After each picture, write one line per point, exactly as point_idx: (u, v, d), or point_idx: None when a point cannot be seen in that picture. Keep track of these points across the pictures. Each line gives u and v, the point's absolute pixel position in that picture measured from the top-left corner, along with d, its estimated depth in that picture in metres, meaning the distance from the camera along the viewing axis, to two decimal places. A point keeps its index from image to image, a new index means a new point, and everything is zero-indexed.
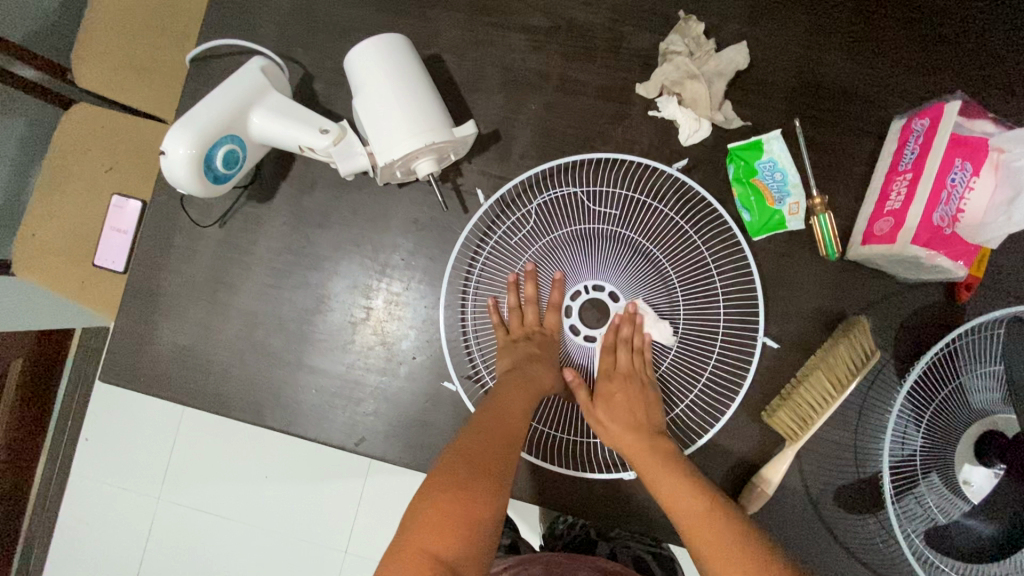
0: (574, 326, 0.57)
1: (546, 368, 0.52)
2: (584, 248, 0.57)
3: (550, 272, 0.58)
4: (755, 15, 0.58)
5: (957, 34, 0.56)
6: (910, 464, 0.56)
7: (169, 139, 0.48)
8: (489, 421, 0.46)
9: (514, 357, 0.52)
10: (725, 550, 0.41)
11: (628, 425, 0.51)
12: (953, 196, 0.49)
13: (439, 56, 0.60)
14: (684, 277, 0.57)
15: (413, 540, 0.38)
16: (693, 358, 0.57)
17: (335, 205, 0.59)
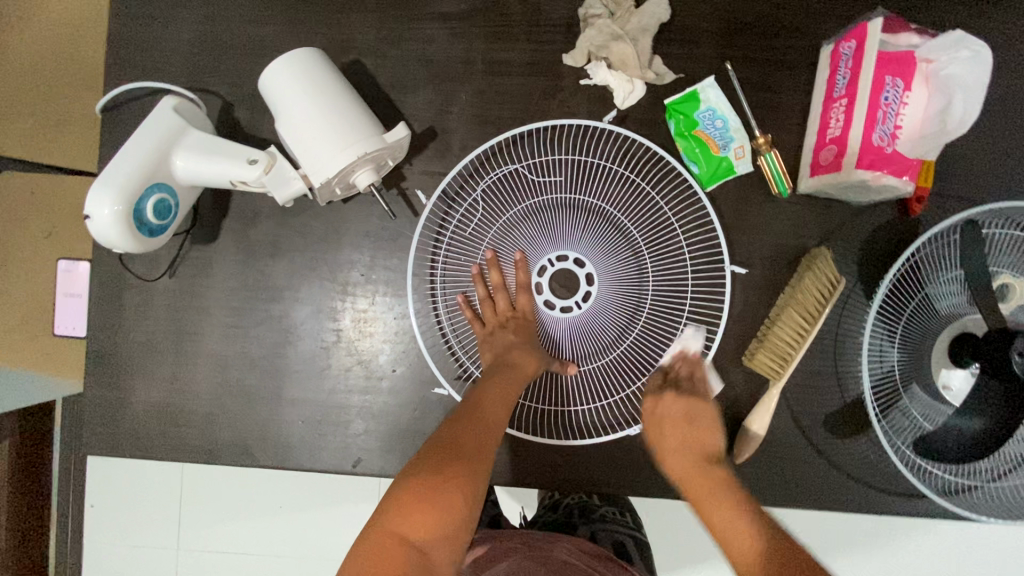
0: (548, 301, 0.57)
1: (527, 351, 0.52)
2: (539, 221, 0.57)
3: (512, 253, 0.57)
4: None
5: None
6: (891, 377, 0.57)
7: (91, 201, 0.46)
8: (468, 415, 0.47)
9: (495, 347, 0.53)
10: None
11: (694, 459, 0.50)
12: (889, 115, 0.49)
13: (358, 61, 0.58)
14: (644, 228, 0.57)
15: (384, 525, 0.38)
16: (670, 306, 0.56)
17: (283, 232, 0.58)
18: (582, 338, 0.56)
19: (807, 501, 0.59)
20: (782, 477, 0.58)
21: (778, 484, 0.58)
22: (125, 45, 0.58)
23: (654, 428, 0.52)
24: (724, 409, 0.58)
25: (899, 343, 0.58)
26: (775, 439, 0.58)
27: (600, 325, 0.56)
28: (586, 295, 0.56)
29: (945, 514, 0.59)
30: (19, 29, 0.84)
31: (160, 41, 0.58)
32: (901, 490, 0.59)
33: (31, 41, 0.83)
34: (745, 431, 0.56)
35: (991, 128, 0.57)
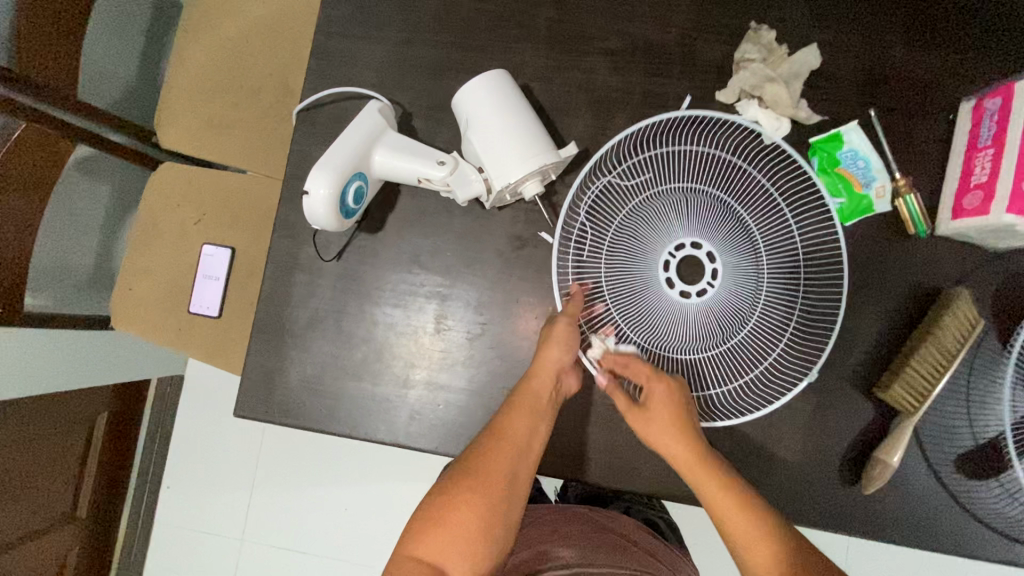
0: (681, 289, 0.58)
1: (534, 369, 0.57)
2: (654, 216, 0.59)
3: (633, 239, 0.59)
4: (820, 20, 0.62)
5: (1013, 21, 0.61)
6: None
7: (311, 180, 0.52)
8: (505, 435, 0.54)
9: (563, 348, 0.56)
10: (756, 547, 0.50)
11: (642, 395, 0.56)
12: None
13: (526, 86, 0.64)
14: (754, 210, 0.59)
15: (411, 542, 0.50)
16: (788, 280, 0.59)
17: (443, 230, 0.63)
18: (720, 316, 0.58)
19: (933, 542, 0.58)
20: (909, 514, 0.58)
21: (905, 521, 0.58)
22: (324, 58, 0.66)
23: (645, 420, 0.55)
24: (854, 438, 0.59)
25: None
26: (903, 475, 0.59)
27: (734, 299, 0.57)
28: (714, 273, 0.58)
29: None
30: (194, 36, 0.93)
31: (355, 56, 0.66)
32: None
33: (197, 51, 0.93)
34: (875, 466, 0.56)
35: None
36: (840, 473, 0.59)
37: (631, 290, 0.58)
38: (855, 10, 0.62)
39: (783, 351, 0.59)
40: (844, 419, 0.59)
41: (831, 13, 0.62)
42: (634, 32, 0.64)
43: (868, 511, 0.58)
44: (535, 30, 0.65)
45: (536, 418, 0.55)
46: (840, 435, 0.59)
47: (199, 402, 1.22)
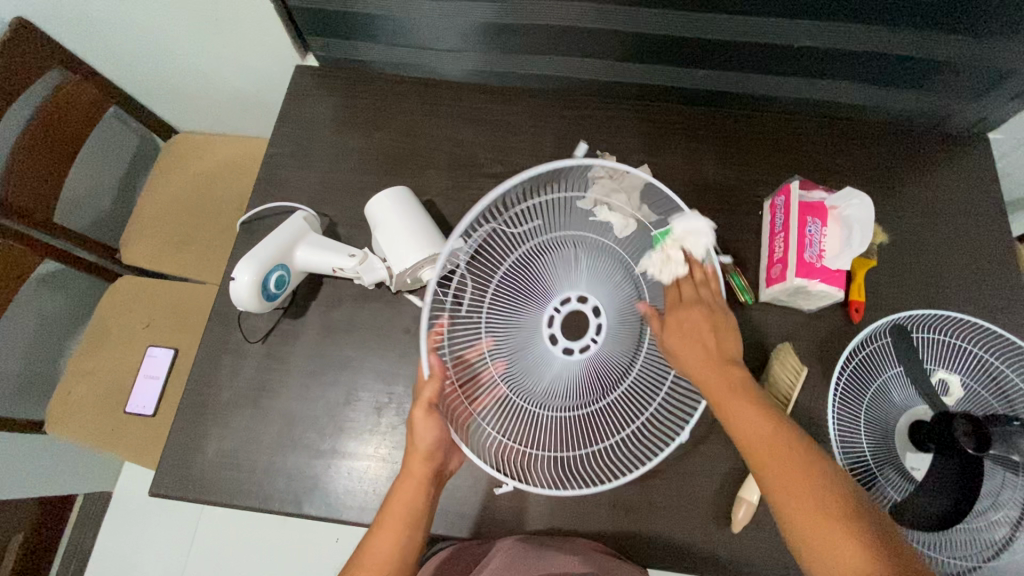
0: (554, 336, 0.69)
1: (409, 453, 0.61)
2: (534, 265, 0.69)
3: (513, 306, 0.68)
4: (650, 149, 0.83)
5: (787, 146, 0.82)
6: (865, 458, 0.66)
7: (238, 269, 0.65)
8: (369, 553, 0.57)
9: (435, 431, 0.59)
10: (795, 488, 0.51)
11: (705, 351, 0.61)
12: (814, 241, 0.68)
13: (431, 201, 0.81)
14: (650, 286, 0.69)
15: None
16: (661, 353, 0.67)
17: (357, 315, 0.73)
18: (599, 366, 0.67)
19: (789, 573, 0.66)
20: (766, 548, 0.67)
21: (763, 555, 0.66)
22: (268, 183, 0.82)
23: (679, 337, 0.62)
24: (720, 483, 0.68)
25: (870, 428, 0.68)
26: (762, 512, 0.67)
27: (595, 371, 0.67)
28: (599, 327, 0.70)
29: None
30: (166, 171, 1.10)
31: (292, 182, 0.82)
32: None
33: (167, 183, 1.09)
34: (739, 509, 0.65)
35: (896, 265, 0.77)
36: (714, 514, 0.67)
37: (518, 359, 0.66)
38: (675, 141, 0.83)
39: (653, 412, 0.66)
40: (709, 464, 0.69)
41: (658, 144, 0.83)
42: (514, 160, 0.83)
43: (730, 547, 0.67)
44: (438, 161, 0.83)
45: (403, 536, 0.58)
46: (707, 481, 0.68)
47: (125, 516, 1.21)
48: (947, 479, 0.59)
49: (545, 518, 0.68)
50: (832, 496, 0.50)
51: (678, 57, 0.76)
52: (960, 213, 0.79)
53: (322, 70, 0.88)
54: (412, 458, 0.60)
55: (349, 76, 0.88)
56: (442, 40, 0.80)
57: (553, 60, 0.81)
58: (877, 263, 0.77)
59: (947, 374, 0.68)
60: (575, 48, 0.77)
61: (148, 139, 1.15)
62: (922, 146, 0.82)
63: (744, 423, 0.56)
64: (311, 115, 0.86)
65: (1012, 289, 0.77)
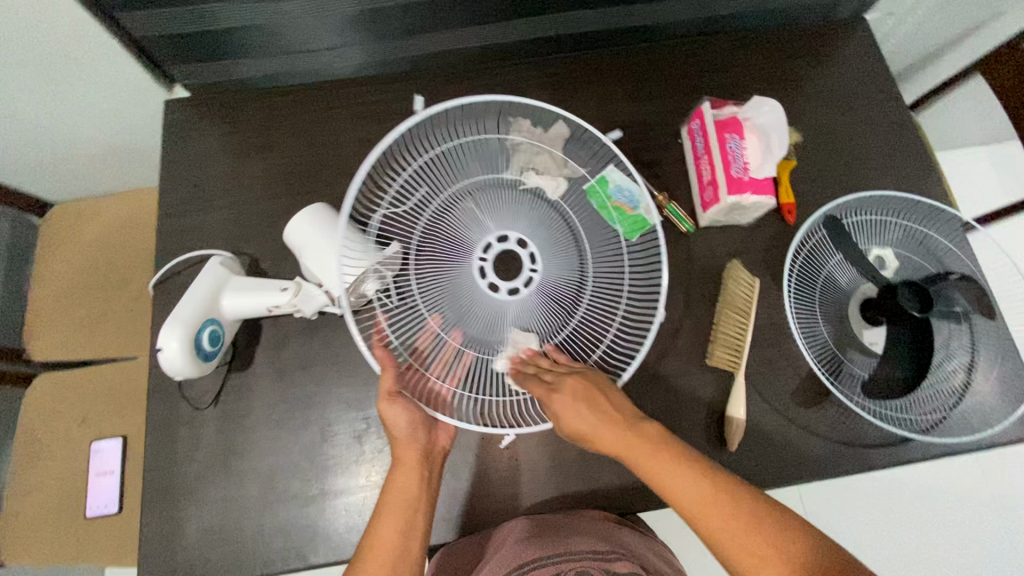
0: (494, 285, 0.68)
1: (396, 445, 0.60)
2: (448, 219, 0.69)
3: (443, 267, 0.67)
4: (560, 103, 0.81)
5: (689, 69, 0.83)
6: (828, 347, 0.70)
7: (163, 338, 0.59)
8: (377, 542, 0.55)
9: (404, 417, 0.60)
10: (743, 542, 0.48)
11: (603, 418, 0.55)
12: (738, 157, 0.69)
13: None
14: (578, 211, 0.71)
15: None
16: (609, 277, 0.69)
17: (308, 349, 0.69)
18: (549, 293, 0.68)
19: (789, 475, 0.69)
20: (762, 458, 0.69)
21: (762, 465, 0.68)
22: (172, 234, 0.75)
23: (573, 415, 0.55)
24: (707, 409, 0.70)
25: (829, 317, 0.71)
26: (751, 424, 0.70)
27: (546, 301, 0.68)
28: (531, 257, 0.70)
29: (905, 455, 0.69)
30: (54, 250, 0.98)
31: (199, 226, 0.75)
32: (862, 444, 0.69)
33: (57, 261, 0.98)
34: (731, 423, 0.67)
35: (814, 160, 0.80)
36: (710, 440, 0.69)
37: (465, 317, 0.66)
38: (583, 89, 0.82)
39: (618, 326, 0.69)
40: (693, 395, 0.70)
41: (566, 96, 0.82)
42: None
43: (731, 468, 0.68)
44: (349, 167, 0.78)
45: (411, 521, 0.56)
46: (696, 412, 0.70)
47: None
48: (902, 345, 0.63)
49: (553, 493, 0.67)
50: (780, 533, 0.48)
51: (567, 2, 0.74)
52: (859, 96, 0.83)
53: (196, 100, 0.80)
54: (394, 442, 0.60)
55: (228, 100, 0.81)
56: (320, 38, 0.75)
57: (441, 35, 0.77)
58: (796, 163, 0.80)
59: (880, 249, 0.73)
60: (460, 18, 0.74)
61: (22, 220, 1.03)
62: (812, 40, 0.85)
63: (676, 487, 0.51)
64: (197, 150, 0.78)
65: (918, 157, 0.81)
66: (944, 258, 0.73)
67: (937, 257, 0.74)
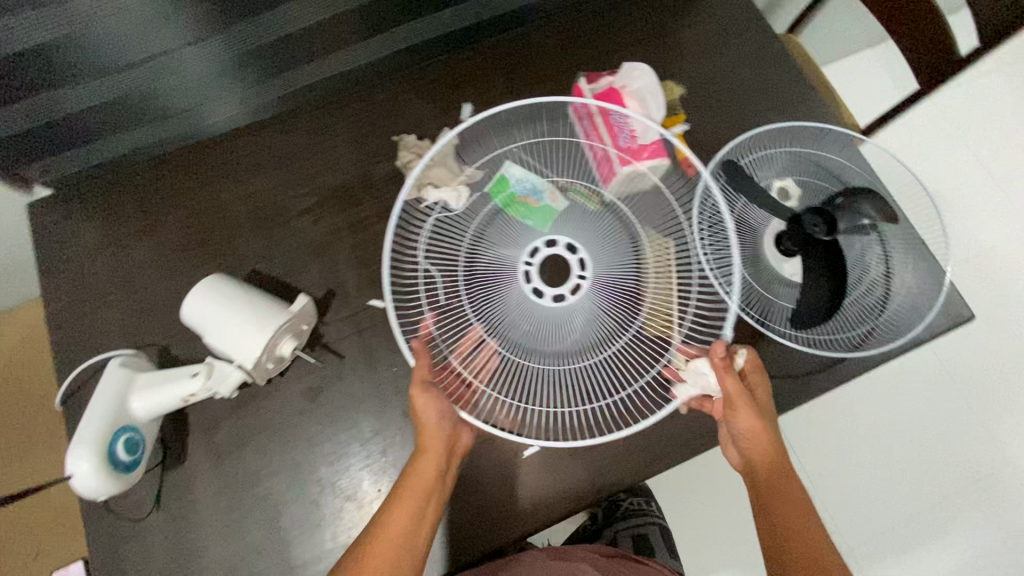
0: (537, 289, 0.68)
1: (422, 438, 0.62)
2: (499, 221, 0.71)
3: (478, 273, 0.68)
4: (442, 110, 0.80)
5: (559, 48, 0.83)
6: (754, 288, 0.70)
7: (71, 462, 0.55)
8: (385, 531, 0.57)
9: (434, 409, 0.61)
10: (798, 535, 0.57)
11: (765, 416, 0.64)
12: (623, 127, 0.69)
13: (255, 268, 0.72)
14: (652, 222, 0.70)
15: None
16: (680, 286, 0.68)
17: (241, 425, 0.66)
18: (592, 305, 0.67)
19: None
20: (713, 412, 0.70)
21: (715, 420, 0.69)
22: (70, 342, 0.70)
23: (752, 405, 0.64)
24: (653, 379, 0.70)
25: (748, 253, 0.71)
26: None
27: (596, 307, 0.67)
28: (582, 271, 0.69)
29: (845, 375, 0.71)
30: None
31: (96, 327, 0.71)
32: (803, 374, 0.71)
33: None
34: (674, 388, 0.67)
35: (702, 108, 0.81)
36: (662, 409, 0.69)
37: (498, 323, 0.67)
38: (461, 91, 0.81)
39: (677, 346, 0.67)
40: None
41: (447, 102, 0.80)
42: (318, 185, 0.76)
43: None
44: (240, 224, 0.74)
45: (418, 514, 0.58)
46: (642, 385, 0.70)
47: None
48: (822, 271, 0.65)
49: (523, 503, 0.67)
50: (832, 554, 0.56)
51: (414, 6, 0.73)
52: (731, 36, 0.84)
53: (61, 193, 0.75)
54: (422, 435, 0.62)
55: (95, 185, 0.75)
56: (178, 98, 0.71)
57: (305, 65, 0.75)
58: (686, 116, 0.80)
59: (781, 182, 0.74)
60: (321, 44, 0.73)
61: None
62: None
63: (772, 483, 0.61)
64: (76, 247, 0.73)
65: (797, 82, 0.83)
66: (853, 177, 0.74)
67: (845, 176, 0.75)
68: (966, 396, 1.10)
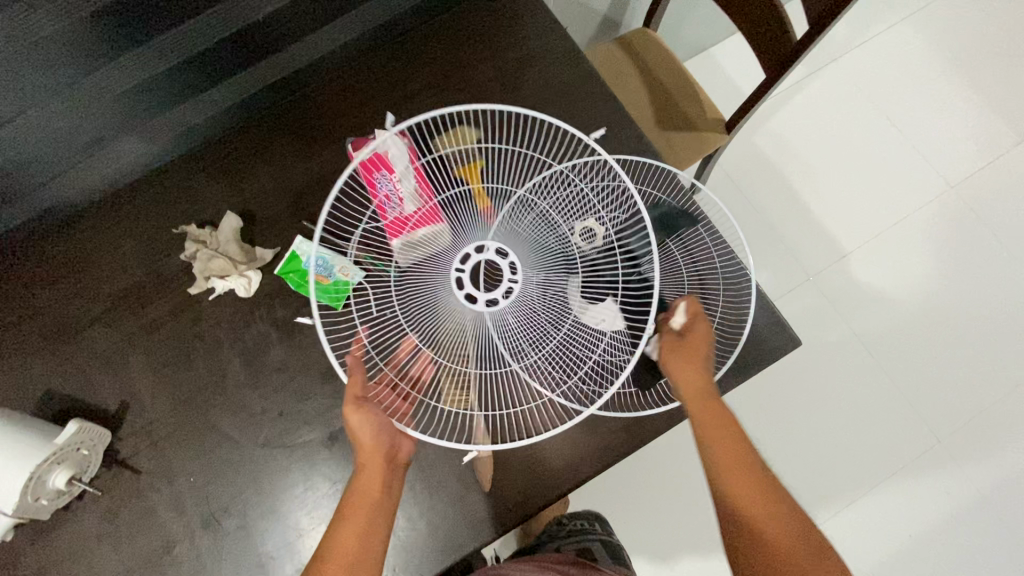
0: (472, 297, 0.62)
1: (359, 456, 0.56)
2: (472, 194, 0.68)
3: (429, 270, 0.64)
4: (231, 188, 0.76)
5: (350, 103, 0.78)
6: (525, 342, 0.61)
7: None
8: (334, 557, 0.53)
9: (372, 425, 0.55)
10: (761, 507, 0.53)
11: (703, 370, 0.58)
12: (391, 197, 0.66)
13: (47, 389, 0.69)
14: (567, 211, 0.65)
15: None
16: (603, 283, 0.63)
17: (38, 560, 0.64)
18: (528, 310, 0.61)
19: (553, 488, 0.66)
20: (523, 482, 0.66)
21: (524, 491, 0.66)
22: None
23: (683, 364, 0.58)
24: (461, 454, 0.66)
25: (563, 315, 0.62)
26: (509, 453, 0.66)
27: (525, 317, 0.61)
28: (512, 275, 0.62)
29: (655, 425, 0.67)
30: None
31: None
32: (615, 429, 0.67)
33: None
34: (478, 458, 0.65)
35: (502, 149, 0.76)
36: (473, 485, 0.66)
37: (432, 326, 0.61)
38: (251, 164, 0.76)
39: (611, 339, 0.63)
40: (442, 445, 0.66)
41: (237, 178, 0.76)
42: (107, 287, 0.73)
43: (493, 507, 0.65)
44: (29, 341, 0.71)
45: (377, 543, 0.54)
46: (450, 461, 0.66)
47: None
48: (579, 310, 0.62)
49: None
50: (807, 540, 0.53)
51: (192, 82, 0.71)
52: (530, 66, 0.79)
53: None
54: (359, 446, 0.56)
55: None
56: None
57: (88, 162, 0.72)
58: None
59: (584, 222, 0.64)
60: (95, 131, 0.69)
61: None
62: (466, 25, 0.81)
63: (722, 449, 0.56)
64: None
65: (606, 104, 0.77)
66: (636, 206, 0.67)
67: (626, 206, 0.68)
68: (853, 380, 1.28)
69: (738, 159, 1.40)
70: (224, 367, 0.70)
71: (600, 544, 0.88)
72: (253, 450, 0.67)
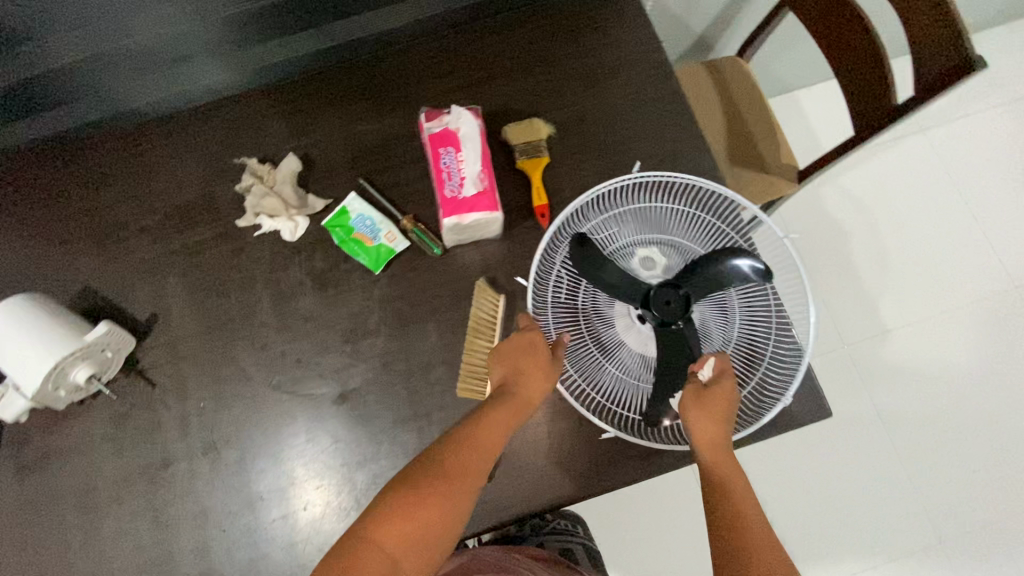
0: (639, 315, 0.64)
1: (522, 369, 0.58)
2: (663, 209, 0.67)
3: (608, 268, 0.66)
4: (299, 130, 0.76)
5: (428, 73, 0.78)
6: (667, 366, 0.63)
7: None
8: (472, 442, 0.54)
9: (544, 364, 0.58)
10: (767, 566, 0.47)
11: (718, 420, 0.54)
12: (452, 173, 0.66)
13: (85, 285, 0.71)
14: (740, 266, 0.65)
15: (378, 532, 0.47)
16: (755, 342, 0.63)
17: (46, 444, 0.67)
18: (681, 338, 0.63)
19: (546, 499, 0.65)
20: (518, 487, 0.65)
21: (518, 495, 0.65)
22: None
23: (701, 414, 0.55)
24: None
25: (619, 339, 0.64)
26: (510, 454, 0.66)
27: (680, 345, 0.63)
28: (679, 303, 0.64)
29: (663, 463, 0.65)
30: None
31: None
32: (620, 457, 0.66)
33: None
34: None
35: (570, 151, 0.74)
36: None
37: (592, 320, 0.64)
38: (322, 111, 0.77)
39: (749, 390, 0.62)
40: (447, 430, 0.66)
41: (306, 122, 0.76)
42: (161, 200, 0.74)
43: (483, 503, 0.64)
44: (79, 235, 0.73)
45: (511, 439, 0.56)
46: None
47: None
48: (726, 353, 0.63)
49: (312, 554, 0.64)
50: None
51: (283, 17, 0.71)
52: (616, 73, 0.77)
53: None
54: (525, 370, 0.58)
55: None
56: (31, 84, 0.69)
57: (169, 76, 0.74)
58: (552, 158, 0.74)
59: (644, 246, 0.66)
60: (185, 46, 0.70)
61: None
62: (559, 19, 0.79)
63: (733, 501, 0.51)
64: None
65: (685, 127, 0.75)
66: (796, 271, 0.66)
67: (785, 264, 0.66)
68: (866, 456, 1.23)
69: (797, 209, 1.36)
70: (253, 304, 0.71)
71: (581, 547, 0.88)
72: (265, 391, 0.68)
